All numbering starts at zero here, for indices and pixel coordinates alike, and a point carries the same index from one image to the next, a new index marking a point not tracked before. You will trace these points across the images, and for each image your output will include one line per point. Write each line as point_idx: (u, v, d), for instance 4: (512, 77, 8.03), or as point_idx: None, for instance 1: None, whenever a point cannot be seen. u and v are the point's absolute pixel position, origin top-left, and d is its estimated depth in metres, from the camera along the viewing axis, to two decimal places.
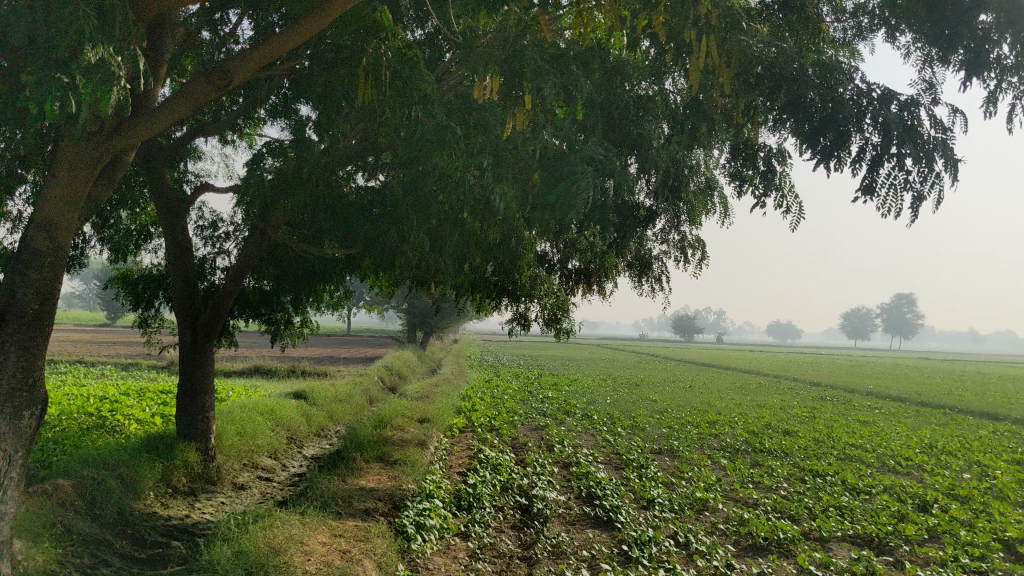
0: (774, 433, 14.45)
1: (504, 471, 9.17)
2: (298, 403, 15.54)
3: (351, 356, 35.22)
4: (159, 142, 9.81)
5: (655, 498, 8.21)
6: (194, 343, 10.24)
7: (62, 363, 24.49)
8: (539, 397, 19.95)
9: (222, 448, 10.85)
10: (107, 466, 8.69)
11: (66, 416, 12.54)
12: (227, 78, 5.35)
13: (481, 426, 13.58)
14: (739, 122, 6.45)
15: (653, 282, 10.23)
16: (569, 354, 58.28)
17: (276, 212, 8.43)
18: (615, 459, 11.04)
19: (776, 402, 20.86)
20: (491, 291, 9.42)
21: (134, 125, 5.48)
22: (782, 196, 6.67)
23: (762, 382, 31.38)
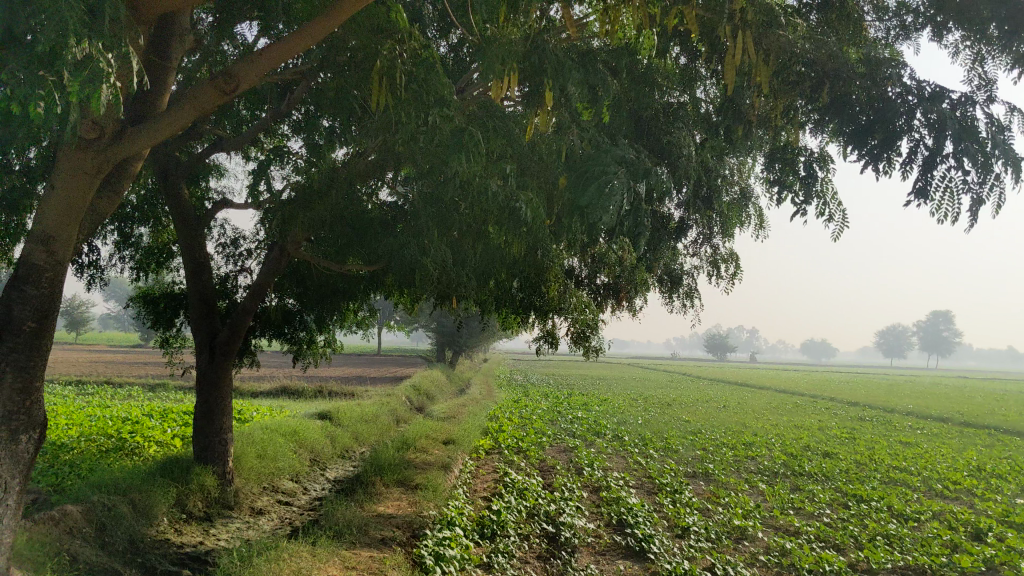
0: (813, 455, 13.94)
1: (530, 496, 8.76)
2: (322, 424, 15.23)
3: (380, 376, 34.99)
4: (177, 156, 9.56)
5: (691, 526, 7.77)
6: (211, 362, 9.87)
7: (89, 384, 24.36)
8: (569, 417, 19.50)
9: (242, 471, 10.54)
10: (118, 490, 8.37)
11: (84, 438, 12.27)
12: (234, 83, 5.00)
13: (509, 448, 13.19)
14: (777, 125, 6.06)
15: (683, 298, 9.82)
16: (599, 373, 57.77)
17: (292, 227, 8.12)
18: (648, 483, 10.60)
19: (812, 423, 20.27)
20: (515, 308, 9.04)
21: (137, 132, 5.16)
22: (825, 204, 6.26)
23: (796, 401, 30.75)
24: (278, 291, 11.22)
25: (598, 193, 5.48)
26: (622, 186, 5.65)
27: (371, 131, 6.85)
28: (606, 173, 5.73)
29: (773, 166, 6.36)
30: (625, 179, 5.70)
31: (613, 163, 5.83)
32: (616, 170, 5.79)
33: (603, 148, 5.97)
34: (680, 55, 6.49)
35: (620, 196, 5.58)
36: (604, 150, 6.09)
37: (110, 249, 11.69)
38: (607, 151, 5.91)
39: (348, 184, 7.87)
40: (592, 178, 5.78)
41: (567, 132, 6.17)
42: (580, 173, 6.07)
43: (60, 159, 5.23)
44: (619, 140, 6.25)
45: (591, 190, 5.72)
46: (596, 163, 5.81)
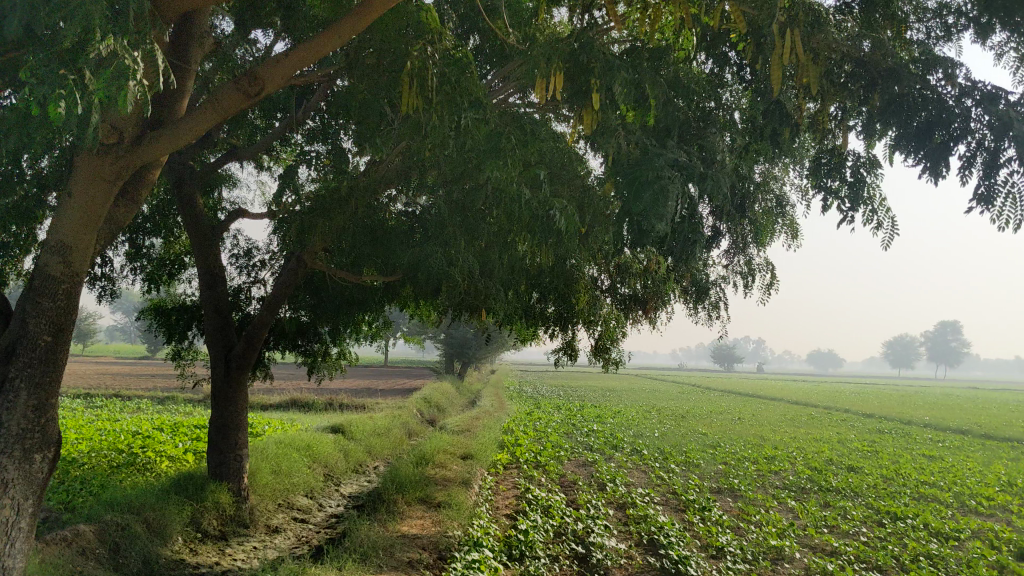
0: (839, 469, 13.63)
1: (556, 514, 8.47)
2: (335, 438, 14.96)
3: (389, 388, 34.77)
4: (192, 165, 9.33)
5: (727, 547, 7.50)
6: (226, 376, 9.59)
7: (98, 397, 24.04)
8: (584, 430, 19.17)
9: (257, 488, 10.27)
10: (131, 508, 8.11)
11: (95, 453, 12.00)
12: (260, 85, 4.74)
13: (527, 463, 12.89)
14: (823, 129, 5.79)
15: (710, 309, 9.55)
16: (608, 383, 57.50)
17: (312, 237, 7.87)
18: (672, 499, 10.32)
19: (831, 436, 19.89)
20: (540, 321, 8.78)
21: (157, 137, 4.91)
22: (874, 211, 5.98)
23: (810, 413, 30.38)
24: (293, 303, 10.96)
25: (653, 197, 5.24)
26: (674, 190, 5.42)
27: (399, 137, 6.61)
28: (657, 177, 5.48)
29: (817, 171, 6.07)
30: (677, 183, 5.45)
31: (660, 166, 5.58)
32: (668, 175, 5.54)
33: (651, 152, 5.71)
34: (719, 58, 6.22)
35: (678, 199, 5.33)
36: (649, 154, 5.84)
37: (122, 260, 11.47)
38: (656, 154, 5.66)
39: (370, 192, 7.63)
40: (640, 183, 5.53)
41: (610, 135, 5.90)
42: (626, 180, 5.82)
43: (76, 165, 5.00)
44: (667, 143, 5.99)
45: (643, 194, 5.47)
46: (646, 167, 5.57)
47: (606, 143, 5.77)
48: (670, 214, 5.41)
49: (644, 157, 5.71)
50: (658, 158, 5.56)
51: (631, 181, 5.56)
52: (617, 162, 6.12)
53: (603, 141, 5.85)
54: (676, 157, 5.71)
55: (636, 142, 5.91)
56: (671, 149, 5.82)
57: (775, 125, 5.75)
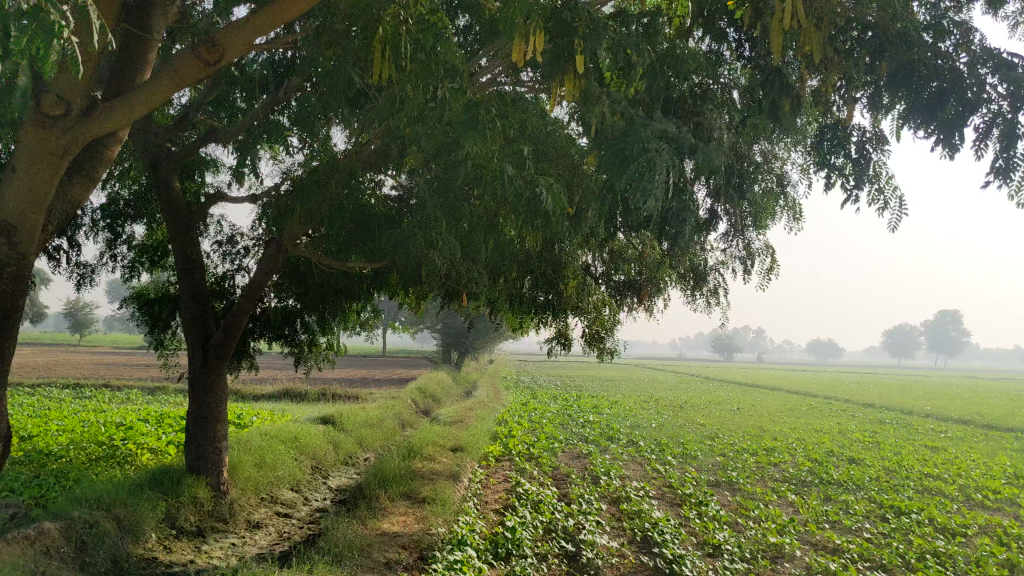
0: (839, 461, 13.29)
1: (546, 509, 8.12)
2: (325, 429, 14.60)
3: (384, 377, 34.41)
4: (169, 147, 8.94)
5: (724, 544, 7.15)
6: (204, 366, 9.19)
7: (86, 387, 23.67)
8: (580, 421, 18.82)
9: (238, 482, 9.93)
10: (102, 504, 7.75)
11: (73, 445, 11.62)
12: (219, 53, 4.32)
13: (519, 455, 12.54)
14: (826, 102, 5.39)
15: (708, 296, 9.17)
16: (607, 373, 57.21)
17: (290, 221, 7.47)
18: (668, 493, 9.96)
19: (831, 426, 19.54)
20: (528, 309, 8.39)
21: (109, 107, 4.46)
22: (881, 190, 5.56)
23: (808, 402, 30.07)
24: (277, 291, 10.58)
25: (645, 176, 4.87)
26: (665, 164, 5.03)
27: (376, 113, 6.21)
28: (647, 152, 5.10)
29: (819, 148, 5.65)
30: (664, 158, 5.07)
31: (653, 138, 5.20)
32: (658, 149, 5.16)
33: (641, 125, 5.32)
34: (712, 35, 5.85)
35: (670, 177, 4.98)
36: (643, 125, 5.43)
37: (102, 247, 11.06)
38: (643, 125, 5.26)
39: (349, 174, 7.23)
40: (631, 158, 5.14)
41: (594, 106, 5.51)
42: (610, 154, 5.44)
43: (20, 138, 4.58)
44: (658, 114, 5.58)
45: (634, 167, 5.10)
46: (636, 141, 5.19)
47: (590, 114, 5.36)
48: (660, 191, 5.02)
49: (631, 128, 5.33)
50: (646, 130, 5.18)
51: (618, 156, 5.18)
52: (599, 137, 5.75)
53: (586, 112, 5.46)
54: (667, 130, 5.32)
55: (622, 113, 5.50)
56: (660, 122, 5.42)
57: (776, 97, 5.35)
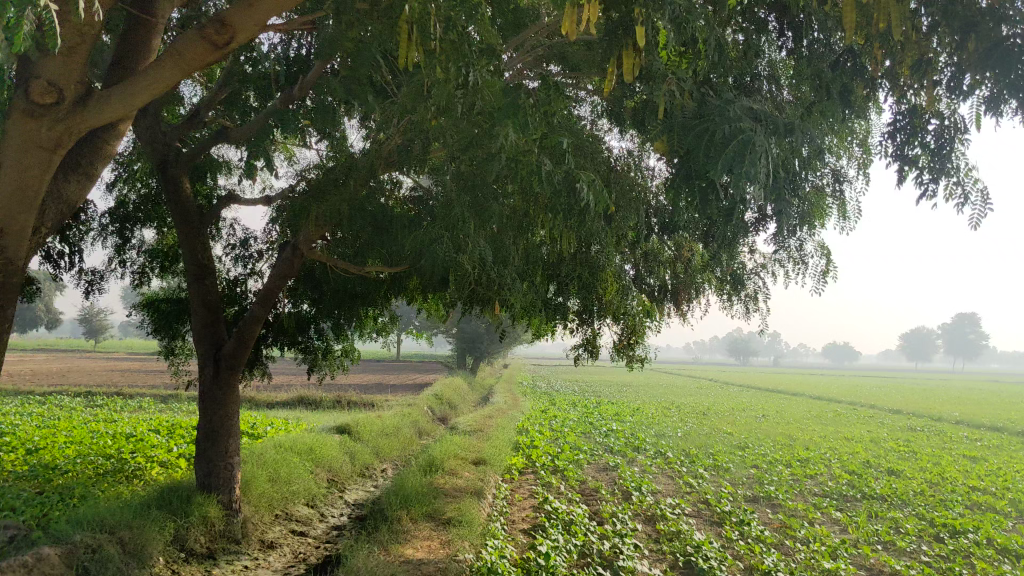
0: (879, 473, 12.70)
1: (579, 531, 7.59)
2: (342, 439, 14.12)
3: (401, 383, 34.00)
4: (178, 145, 8.46)
5: (775, 572, 6.60)
6: (216, 376, 8.66)
7: (98, 395, 23.27)
8: (603, 429, 18.29)
9: (252, 498, 9.45)
10: (107, 526, 7.30)
11: (81, 458, 11.16)
12: (228, 34, 3.76)
13: (544, 467, 12.02)
14: (905, 85, 4.83)
15: (747, 301, 8.63)
16: (624, 378, 56.62)
17: (306, 223, 6.98)
18: (705, 510, 9.40)
19: (863, 434, 18.89)
20: (558, 316, 7.85)
21: (107, 95, 3.96)
22: (959, 183, 5.01)
23: (833, 409, 29.39)
24: (292, 297, 10.09)
25: (737, 158, 4.29)
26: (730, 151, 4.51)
27: (398, 105, 5.70)
28: (737, 131, 4.54)
29: (894, 138, 5.06)
30: (751, 134, 4.46)
31: (720, 122, 4.64)
32: (748, 129, 4.56)
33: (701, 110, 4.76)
34: (758, 22, 5.33)
35: (764, 160, 4.39)
36: (706, 111, 4.87)
37: (111, 252, 10.56)
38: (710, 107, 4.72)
39: (369, 172, 6.72)
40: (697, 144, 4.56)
41: (659, 83, 4.95)
42: (680, 134, 4.87)
43: (7, 129, 4.06)
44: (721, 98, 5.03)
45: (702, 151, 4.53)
46: (718, 120, 4.65)
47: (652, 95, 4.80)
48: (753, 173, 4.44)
49: (710, 106, 4.77)
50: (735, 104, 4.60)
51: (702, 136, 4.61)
52: (669, 119, 5.17)
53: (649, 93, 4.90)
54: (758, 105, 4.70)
55: (680, 95, 4.93)
56: (745, 98, 4.84)
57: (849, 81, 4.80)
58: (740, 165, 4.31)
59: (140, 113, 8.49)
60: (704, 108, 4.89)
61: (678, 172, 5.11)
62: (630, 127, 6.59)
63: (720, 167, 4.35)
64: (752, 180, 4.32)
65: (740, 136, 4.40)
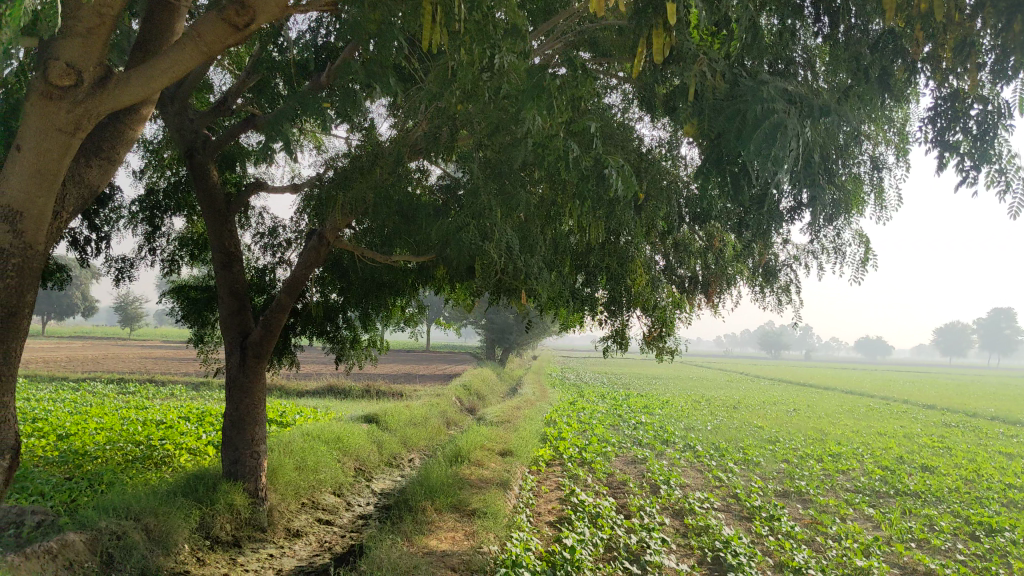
0: (913, 470, 12.48)
1: (606, 524, 7.48)
2: (369, 428, 14.10)
3: (430, 373, 34.06)
4: (206, 133, 8.42)
5: (806, 569, 6.46)
6: (242, 364, 8.63)
7: (131, 382, 23.44)
8: (632, 422, 18.16)
9: (279, 487, 9.44)
10: (133, 513, 7.29)
11: (110, 444, 11.21)
12: (249, 16, 3.67)
13: (572, 459, 11.92)
14: (946, 69, 4.66)
15: (780, 293, 8.45)
16: (654, 370, 56.36)
17: (332, 210, 6.91)
18: (734, 505, 9.26)
19: (897, 429, 18.64)
20: (587, 306, 7.74)
21: (128, 78, 3.91)
22: (1002, 171, 4.82)
23: (867, 403, 29.02)
24: (319, 286, 10.04)
25: (768, 140, 4.15)
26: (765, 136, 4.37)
27: (425, 91, 5.60)
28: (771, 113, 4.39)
29: (934, 124, 4.89)
30: (790, 118, 4.31)
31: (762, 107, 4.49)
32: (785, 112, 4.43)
33: (740, 96, 4.63)
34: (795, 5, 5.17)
35: (795, 143, 4.24)
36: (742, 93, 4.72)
37: (141, 240, 10.56)
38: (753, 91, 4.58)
39: (395, 160, 6.64)
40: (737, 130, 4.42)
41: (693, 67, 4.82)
42: (715, 120, 4.74)
43: (27, 112, 4.00)
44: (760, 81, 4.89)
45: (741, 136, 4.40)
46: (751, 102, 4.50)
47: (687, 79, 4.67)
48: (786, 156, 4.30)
49: (742, 88, 4.63)
50: (768, 86, 4.45)
51: (733, 119, 4.46)
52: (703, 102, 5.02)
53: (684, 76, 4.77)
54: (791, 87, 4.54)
55: (715, 78, 4.81)
56: (779, 81, 4.69)
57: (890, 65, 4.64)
58: (776, 150, 4.17)
59: (168, 100, 8.45)
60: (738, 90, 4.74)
61: (710, 157, 4.96)
62: (663, 115, 6.45)
63: (753, 152, 4.21)
64: (786, 167, 4.17)
65: (771, 118, 4.26)
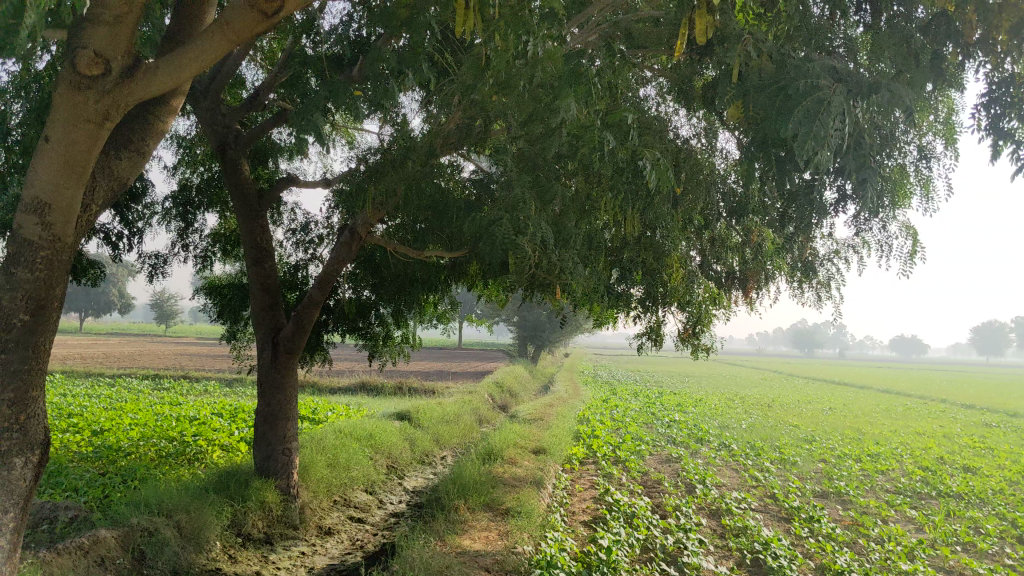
0: (955, 470, 12.21)
1: (641, 524, 7.35)
2: (402, 425, 14.04)
3: (461, 371, 34.02)
4: (237, 127, 8.37)
5: (849, 572, 6.28)
6: (273, 360, 8.57)
7: (165, 379, 23.54)
8: (665, 420, 17.98)
9: (310, 484, 9.39)
10: (164, 510, 7.25)
11: (143, 440, 11.22)
12: (279, 3, 3.55)
13: (606, 457, 11.79)
14: (1000, 52, 4.48)
15: (820, 289, 8.27)
16: (686, 368, 55.99)
17: (364, 204, 6.82)
18: (772, 505, 9.09)
19: (936, 429, 18.32)
20: (622, 302, 7.60)
21: (155, 67, 3.86)
22: None
23: (904, 402, 28.60)
24: (351, 282, 9.98)
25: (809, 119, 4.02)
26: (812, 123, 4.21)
27: (458, 81, 5.50)
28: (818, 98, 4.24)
29: (988, 109, 4.70)
30: (838, 103, 4.15)
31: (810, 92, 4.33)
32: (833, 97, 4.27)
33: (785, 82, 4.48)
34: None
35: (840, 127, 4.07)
36: (786, 79, 4.57)
37: (175, 236, 10.56)
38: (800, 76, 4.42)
39: (428, 153, 6.54)
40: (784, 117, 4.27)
41: (734, 52, 4.67)
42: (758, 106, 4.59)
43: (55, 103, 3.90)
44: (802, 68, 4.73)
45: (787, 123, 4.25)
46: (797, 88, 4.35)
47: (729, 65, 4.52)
48: (831, 138, 4.17)
49: (786, 69, 4.50)
50: (815, 65, 4.38)
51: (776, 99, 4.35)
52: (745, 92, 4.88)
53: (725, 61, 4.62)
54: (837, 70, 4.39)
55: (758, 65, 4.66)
56: (826, 65, 4.52)
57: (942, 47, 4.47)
58: (823, 136, 4.02)
59: (201, 94, 8.41)
60: (783, 70, 4.65)
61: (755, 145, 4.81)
62: (701, 106, 6.33)
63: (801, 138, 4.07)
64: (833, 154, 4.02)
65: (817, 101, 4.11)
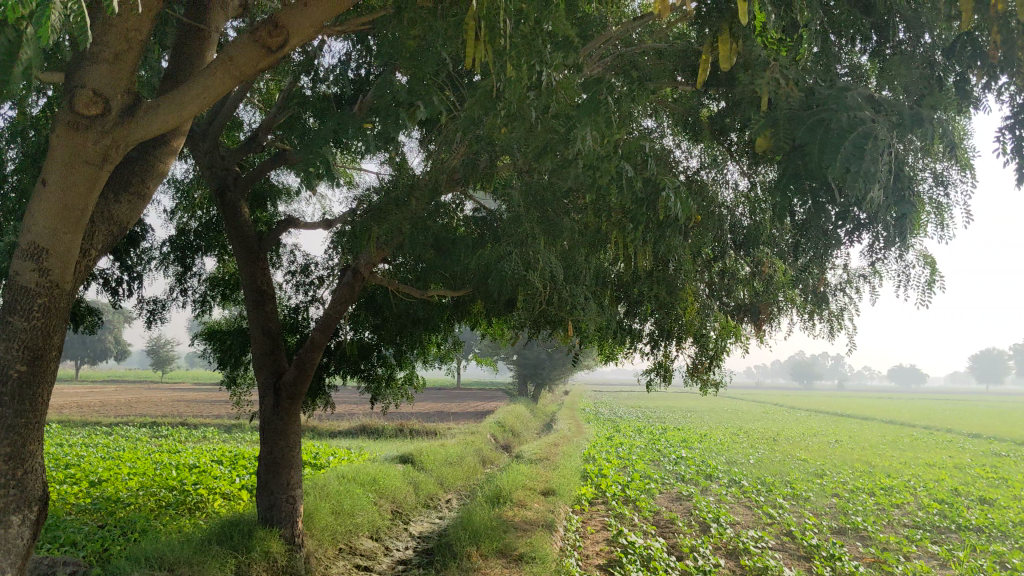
0: (971, 502, 11.96)
1: (659, 567, 7.13)
2: (406, 469, 13.78)
3: (462, 411, 33.74)
4: (236, 171, 8.22)
5: None
6: (276, 406, 8.37)
7: (164, 426, 23.26)
8: (671, 457, 17.72)
9: (316, 532, 9.14)
10: (167, 564, 7.01)
11: (143, 490, 10.97)
12: (282, 36, 3.46)
13: (616, 498, 11.54)
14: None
15: (831, 320, 8.09)
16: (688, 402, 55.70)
17: (368, 245, 6.66)
18: (789, 543, 8.85)
19: (946, 459, 18.08)
20: (632, 339, 7.42)
21: (156, 105, 3.67)
22: None
23: (910, 432, 28.36)
24: (353, 324, 9.79)
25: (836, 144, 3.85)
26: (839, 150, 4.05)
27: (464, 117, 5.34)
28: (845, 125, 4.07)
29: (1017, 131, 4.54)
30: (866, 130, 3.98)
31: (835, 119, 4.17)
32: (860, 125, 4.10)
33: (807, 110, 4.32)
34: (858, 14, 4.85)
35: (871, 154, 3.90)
36: (808, 107, 4.42)
37: (172, 281, 10.38)
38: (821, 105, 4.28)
39: (432, 191, 6.38)
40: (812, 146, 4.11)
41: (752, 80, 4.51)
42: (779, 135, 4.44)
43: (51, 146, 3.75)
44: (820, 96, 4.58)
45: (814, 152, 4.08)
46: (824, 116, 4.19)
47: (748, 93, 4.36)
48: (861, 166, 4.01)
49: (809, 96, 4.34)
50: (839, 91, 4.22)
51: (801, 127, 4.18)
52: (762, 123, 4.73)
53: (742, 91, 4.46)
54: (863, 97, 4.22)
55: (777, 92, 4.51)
56: (850, 93, 4.37)
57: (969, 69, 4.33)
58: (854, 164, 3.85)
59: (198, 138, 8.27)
60: (808, 99, 4.51)
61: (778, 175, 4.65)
62: (710, 137, 6.16)
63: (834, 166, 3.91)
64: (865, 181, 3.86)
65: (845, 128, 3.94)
